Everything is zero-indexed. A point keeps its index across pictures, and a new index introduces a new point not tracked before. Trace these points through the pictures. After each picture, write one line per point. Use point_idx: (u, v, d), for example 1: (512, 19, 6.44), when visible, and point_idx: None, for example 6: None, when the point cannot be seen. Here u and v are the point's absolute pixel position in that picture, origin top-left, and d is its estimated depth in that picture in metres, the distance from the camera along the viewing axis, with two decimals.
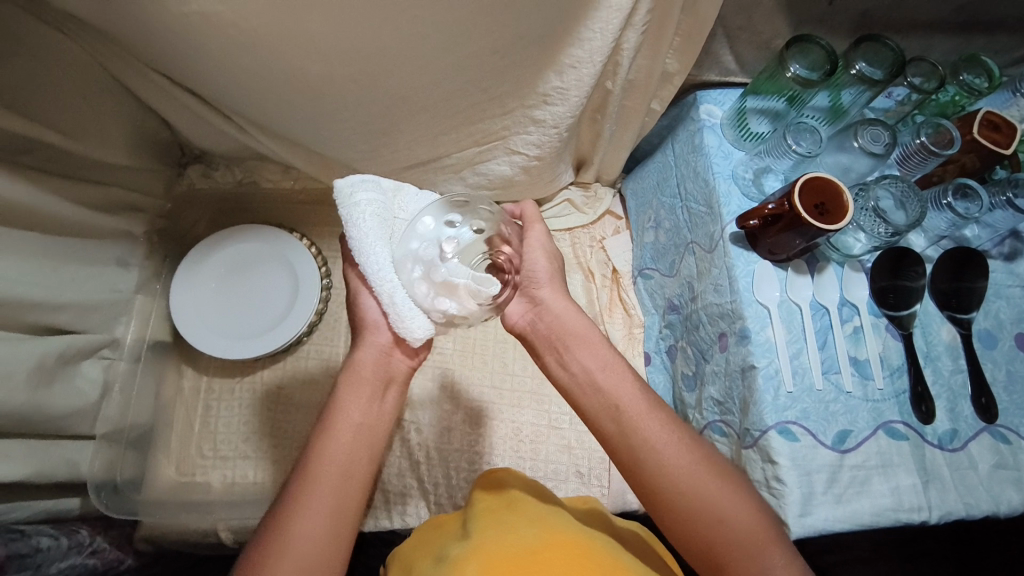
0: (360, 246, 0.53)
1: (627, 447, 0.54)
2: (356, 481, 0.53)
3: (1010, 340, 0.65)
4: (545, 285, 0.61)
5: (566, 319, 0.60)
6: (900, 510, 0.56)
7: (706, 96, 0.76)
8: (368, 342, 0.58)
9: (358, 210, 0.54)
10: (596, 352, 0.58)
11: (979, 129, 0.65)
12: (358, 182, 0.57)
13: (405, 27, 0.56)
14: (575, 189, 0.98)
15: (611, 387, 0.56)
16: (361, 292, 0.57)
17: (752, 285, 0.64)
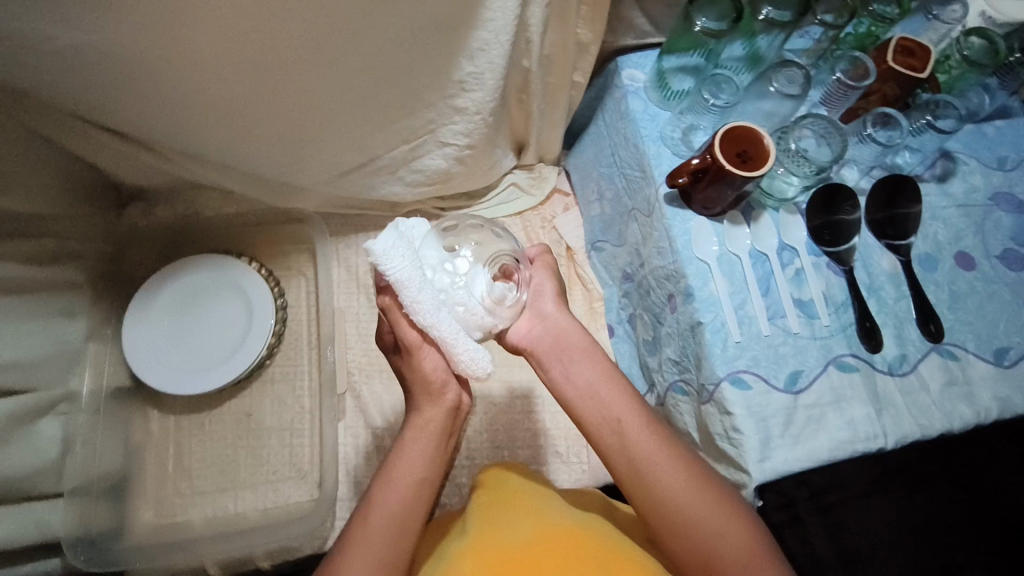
0: (418, 312, 0.50)
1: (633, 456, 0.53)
2: (409, 536, 0.55)
3: (950, 260, 0.66)
4: (543, 298, 0.61)
5: (569, 338, 0.59)
6: (857, 441, 0.58)
7: (626, 61, 0.74)
8: (430, 399, 0.58)
9: (406, 273, 0.49)
10: (597, 365, 0.58)
11: (894, 57, 0.64)
12: (393, 234, 0.50)
13: (299, 31, 0.55)
14: (520, 173, 0.98)
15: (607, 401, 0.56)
16: (423, 352, 0.55)
17: (690, 243, 0.65)
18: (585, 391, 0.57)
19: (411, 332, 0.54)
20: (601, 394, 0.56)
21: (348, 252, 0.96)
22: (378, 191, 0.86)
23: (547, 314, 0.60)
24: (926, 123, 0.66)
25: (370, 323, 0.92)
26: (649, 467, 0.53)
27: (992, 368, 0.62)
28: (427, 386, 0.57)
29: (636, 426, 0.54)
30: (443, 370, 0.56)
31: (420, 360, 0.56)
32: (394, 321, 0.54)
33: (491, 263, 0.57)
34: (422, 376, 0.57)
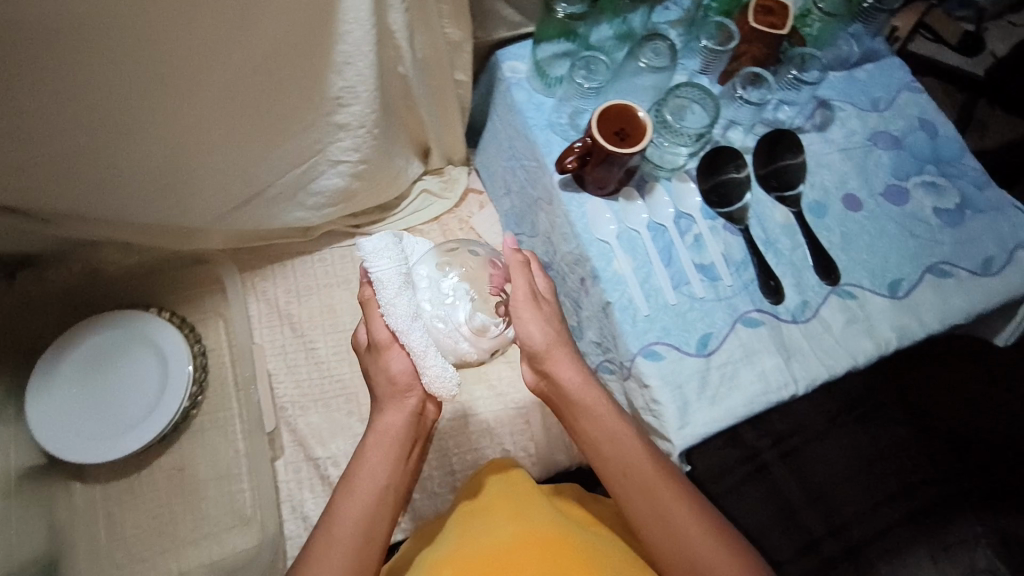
0: (391, 311, 0.51)
1: (645, 516, 0.55)
2: (376, 541, 0.54)
3: (839, 203, 0.68)
4: (557, 357, 0.58)
5: (581, 395, 0.58)
6: (771, 391, 0.60)
7: (507, 54, 0.73)
8: (393, 404, 0.57)
9: (389, 274, 0.51)
10: (607, 423, 0.58)
11: (754, 17, 0.65)
12: (386, 237, 0.52)
13: (135, 58, 0.52)
14: (430, 178, 0.97)
15: (618, 456, 0.56)
16: (391, 351, 0.55)
17: (589, 226, 0.66)
18: (598, 448, 0.58)
19: (385, 333, 0.54)
20: (610, 453, 0.57)
21: (264, 283, 0.94)
22: (281, 219, 0.83)
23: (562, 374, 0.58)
24: (794, 78, 0.68)
25: (297, 353, 0.91)
26: (661, 525, 0.54)
27: (889, 301, 0.64)
28: (387, 389, 0.57)
29: (650, 488, 0.55)
30: (405, 369, 0.55)
31: (383, 358, 0.55)
32: (367, 317, 0.55)
33: (481, 290, 0.55)
34: (384, 377, 0.56)
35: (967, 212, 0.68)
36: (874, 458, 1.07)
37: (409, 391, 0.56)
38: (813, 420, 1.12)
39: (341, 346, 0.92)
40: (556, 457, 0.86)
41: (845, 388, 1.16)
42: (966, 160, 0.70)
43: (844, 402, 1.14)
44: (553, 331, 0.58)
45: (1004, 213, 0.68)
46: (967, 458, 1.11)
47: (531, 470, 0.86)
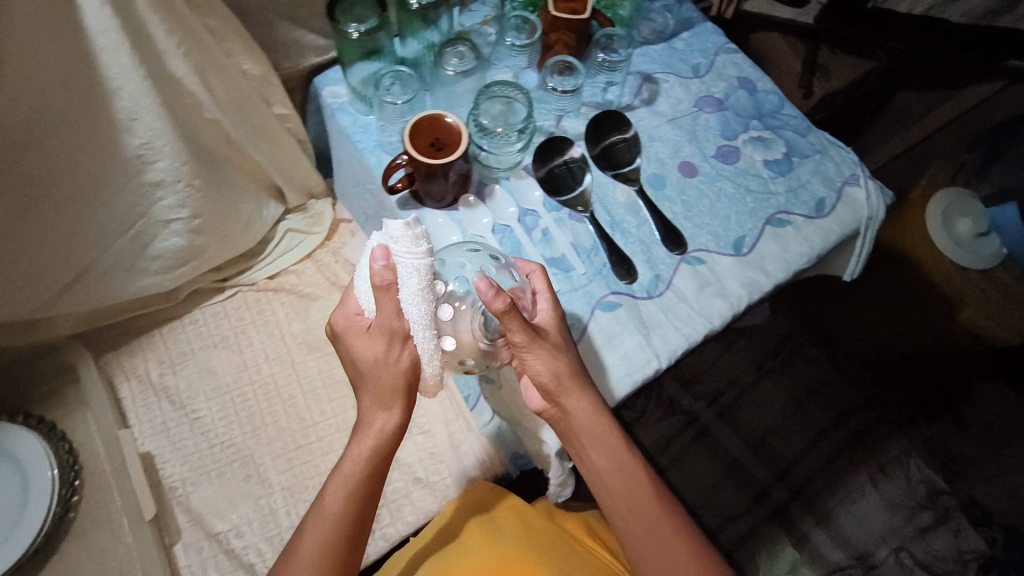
0: (410, 307, 0.51)
1: (635, 539, 0.58)
2: (365, 522, 0.58)
3: (676, 172, 0.70)
4: (571, 394, 0.55)
5: (590, 427, 0.57)
6: (636, 370, 0.61)
7: (324, 80, 0.70)
8: (389, 401, 0.57)
9: (420, 272, 0.50)
10: (613, 455, 0.58)
11: (555, 6, 0.65)
12: (414, 238, 0.50)
13: None
14: (294, 216, 0.93)
15: (621, 487, 0.58)
16: (398, 346, 0.55)
17: (434, 241, 0.65)
18: (600, 476, 0.59)
19: (396, 323, 0.53)
20: (612, 480, 0.59)
21: (132, 361, 0.88)
22: (128, 290, 0.77)
23: (574, 412, 0.56)
24: (602, 60, 0.69)
25: (181, 426, 0.86)
26: (659, 555, 0.57)
27: (734, 260, 0.66)
28: (379, 388, 0.56)
29: (643, 512, 0.58)
30: (405, 367, 0.55)
31: (388, 348, 0.55)
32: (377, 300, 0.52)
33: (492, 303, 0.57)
34: (377, 366, 0.55)
35: (794, 159, 0.70)
36: (802, 396, 1.27)
37: (405, 394, 0.57)
38: (741, 373, 1.28)
39: (226, 410, 0.87)
40: (470, 474, 0.85)
41: (762, 339, 1.31)
42: (787, 109, 0.73)
43: (769, 349, 1.30)
44: (560, 367, 0.54)
45: (827, 153, 0.71)
46: (888, 383, 1.29)
47: (448, 492, 0.85)
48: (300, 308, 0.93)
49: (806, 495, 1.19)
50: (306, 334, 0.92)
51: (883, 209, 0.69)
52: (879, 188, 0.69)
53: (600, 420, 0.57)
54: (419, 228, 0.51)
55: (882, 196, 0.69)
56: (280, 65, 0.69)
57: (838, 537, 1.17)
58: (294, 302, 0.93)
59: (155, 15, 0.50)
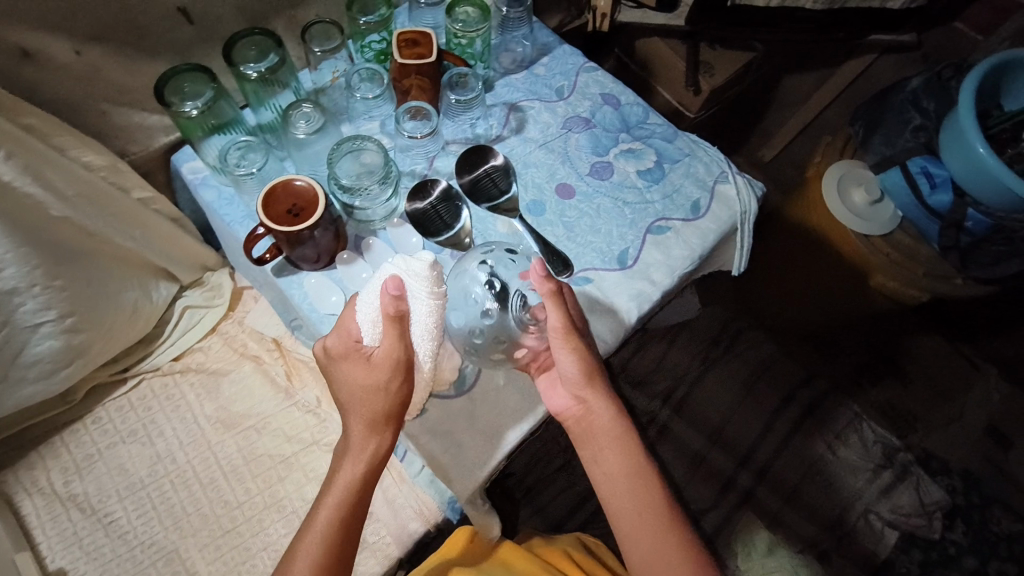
0: (421, 339, 0.52)
1: (644, 550, 0.57)
2: (353, 538, 0.57)
3: (553, 196, 0.70)
4: (594, 387, 0.57)
5: (606, 424, 0.58)
6: (536, 403, 0.60)
7: (182, 155, 0.68)
8: (374, 425, 0.55)
9: (433, 306, 0.52)
10: (628, 456, 0.58)
11: (399, 55, 0.64)
12: (432, 278, 0.52)
13: None
14: (191, 292, 0.89)
15: (632, 491, 0.57)
16: (394, 376, 0.53)
17: (314, 304, 0.63)
18: (612, 482, 0.58)
19: (401, 353, 0.52)
20: (623, 484, 0.57)
21: (32, 474, 0.83)
22: (5, 402, 0.73)
23: (595, 406, 0.58)
24: (455, 100, 0.67)
25: (94, 534, 0.81)
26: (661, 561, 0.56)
27: (620, 274, 0.66)
28: (370, 415, 0.54)
29: (655, 520, 0.57)
30: (398, 398, 0.54)
31: (378, 376, 0.53)
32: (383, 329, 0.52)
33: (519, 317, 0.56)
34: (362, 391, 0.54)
35: (665, 166, 0.72)
36: (750, 380, 1.29)
37: (394, 422, 0.55)
38: (688, 368, 1.27)
39: (143, 508, 0.83)
40: (411, 528, 0.82)
41: (703, 329, 1.32)
42: (651, 119, 0.75)
43: (709, 340, 1.31)
44: (592, 364, 0.56)
45: (696, 155, 0.72)
46: (828, 351, 1.36)
47: (389, 551, 0.82)
48: (211, 386, 0.89)
49: (770, 476, 1.21)
50: (220, 412, 0.88)
51: (754, 203, 0.71)
52: (747, 183, 0.72)
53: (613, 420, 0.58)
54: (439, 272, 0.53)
55: (751, 190, 0.71)
56: (128, 149, 0.66)
57: (807, 513, 1.20)
58: (204, 380, 0.89)
59: None
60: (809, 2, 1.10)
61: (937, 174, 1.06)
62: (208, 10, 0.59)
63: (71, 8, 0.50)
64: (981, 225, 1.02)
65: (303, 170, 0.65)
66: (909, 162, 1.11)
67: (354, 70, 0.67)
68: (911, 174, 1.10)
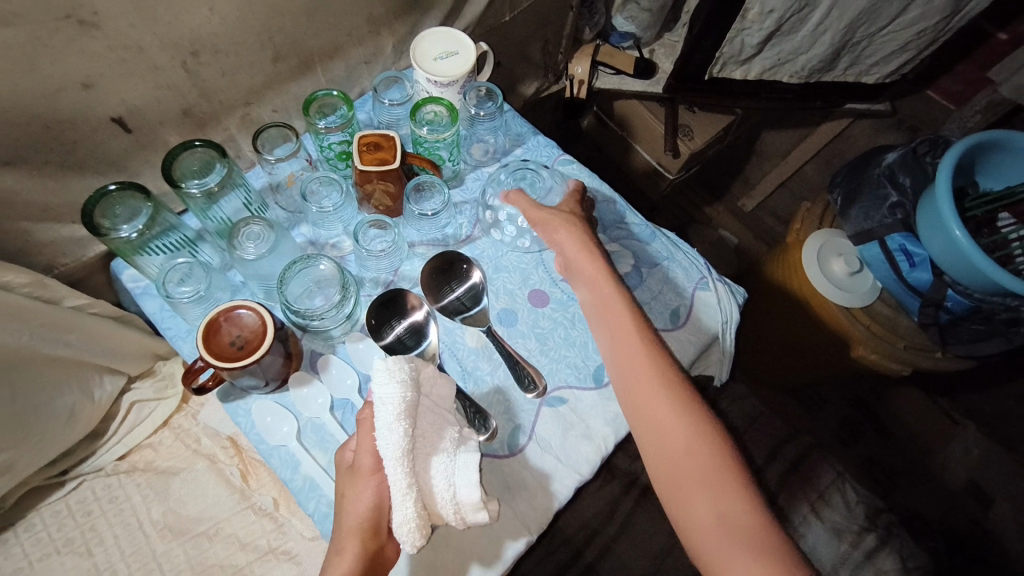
0: (382, 438, 0.48)
1: (631, 379, 0.57)
2: None
3: (525, 304, 0.67)
4: (563, 230, 0.63)
5: (583, 265, 0.62)
6: (502, 547, 0.55)
7: (121, 262, 0.63)
8: (346, 544, 0.49)
9: (393, 401, 0.48)
10: (600, 288, 0.61)
11: (360, 161, 0.61)
12: (389, 372, 0.50)
13: None
14: (140, 384, 0.82)
15: (612, 318, 0.60)
16: (362, 483, 0.50)
17: (262, 434, 0.57)
18: (596, 315, 0.61)
19: (369, 456, 0.50)
20: (600, 311, 0.60)
21: None
22: None
23: (564, 245, 0.63)
24: (418, 214, 0.63)
25: None
26: (643, 379, 0.57)
27: (596, 393, 0.62)
28: (341, 527, 0.50)
29: (637, 353, 0.58)
30: (367, 505, 0.50)
31: (351, 488, 0.50)
32: (359, 433, 0.51)
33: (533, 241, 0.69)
34: (343, 509, 0.50)
35: (643, 269, 0.69)
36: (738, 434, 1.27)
37: (362, 539, 0.49)
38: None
39: None
40: None
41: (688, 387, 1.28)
42: (629, 217, 0.73)
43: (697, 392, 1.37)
44: (567, 219, 0.64)
45: (675, 258, 0.70)
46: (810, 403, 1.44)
47: None
48: (160, 487, 0.81)
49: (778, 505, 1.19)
50: (168, 516, 0.80)
51: (735, 311, 0.68)
52: (727, 289, 0.69)
53: (587, 257, 0.62)
54: (409, 369, 0.51)
55: (732, 296, 0.69)
56: (58, 262, 0.62)
57: None
58: (152, 481, 0.82)
59: None
60: (786, 76, 1.11)
61: (916, 253, 1.05)
62: (147, 120, 0.57)
63: None
64: (960, 305, 1.01)
65: (252, 285, 0.61)
66: (886, 238, 1.10)
67: (312, 176, 0.64)
68: (890, 251, 1.09)
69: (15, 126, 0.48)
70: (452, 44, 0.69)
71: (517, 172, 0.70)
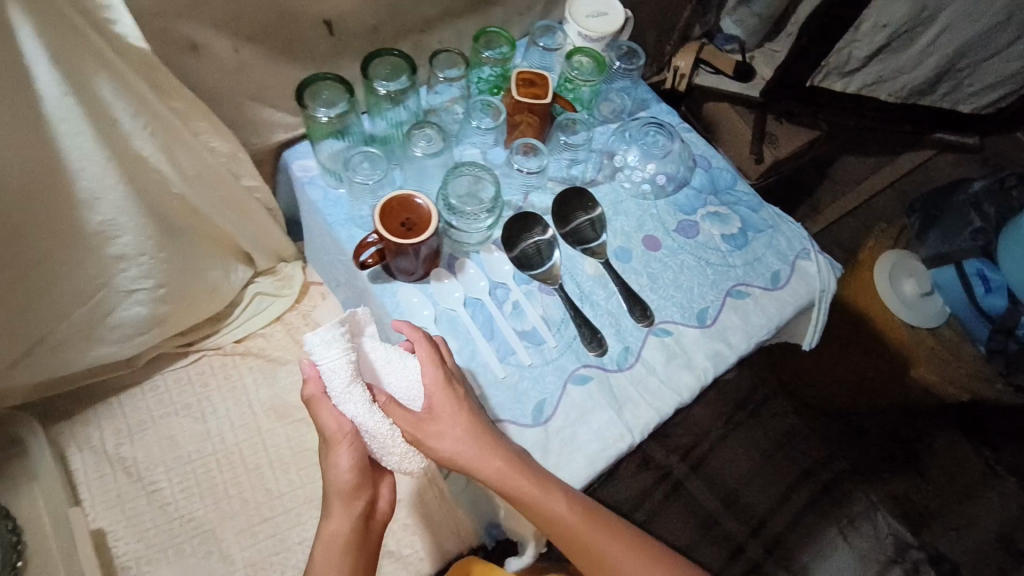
0: (349, 402, 0.50)
1: (593, 553, 0.57)
2: None
3: (640, 246, 0.73)
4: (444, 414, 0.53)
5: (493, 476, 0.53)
6: (610, 446, 0.61)
7: (295, 152, 0.72)
8: (339, 506, 0.53)
9: (343, 365, 0.50)
10: (526, 492, 0.54)
11: (517, 92, 0.69)
12: (331, 338, 0.50)
13: None
14: (263, 279, 0.90)
15: (557, 519, 0.55)
16: (339, 450, 0.51)
17: (406, 315, 0.65)
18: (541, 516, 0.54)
19: (337, 425, 0.51)
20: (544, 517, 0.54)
21: (85, 431, 0.83)
22: (85, 361, 0.75)
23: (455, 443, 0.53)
24: (563, 142, 0.72)
25: (137, 500, 0.80)
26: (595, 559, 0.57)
27: (699, 331, 0.68)
28: (333, 493, 0.53)
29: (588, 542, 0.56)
30: (350, 469, 0.52)
31: (329, 455, 0.52)
32: (315, 411, 0.51)
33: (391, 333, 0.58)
34: (331, 474, 0.52)
35: (749, 233, 0.75)
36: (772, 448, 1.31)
37: (347, 498, 0.53)
38: (711, 426, 1.31)
39: (188, 481, 0.82)
40: (444, 545, 0.82)
41: (733, 389, 1.35)
42: (739, 186, 0.79)
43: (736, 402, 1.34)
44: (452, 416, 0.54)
45: (778, 228, 0.76)
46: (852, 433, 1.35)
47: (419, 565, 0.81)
48: (268, 373, 0.89)
49: (780, 550, 1.22)
50: (274, 400, 0.88)
51: (833, 282, 0.74)
52: (829, 264, 0.75)
53: (495, 452, 0.54)
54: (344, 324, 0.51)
55: (831, 270, 0.75)
56: (250, 141, 0.71)
57: None
58: (262, 366, 0.90)
59: (118, 101, 0.52)
60: (885, 94, 1.17)
61: (993, 278, 1.11)
62: (346, 30, 0.66)
63: (236, 15, 0.56)
64: None
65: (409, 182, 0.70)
66: (964, 262, 1.14)
67: (477, 99, 0.71)
68: (967, 275, 1.13)
69: (257, 12, 0.57)
70: (604, 6, 0.77)
71: (647, 129, 0.78)
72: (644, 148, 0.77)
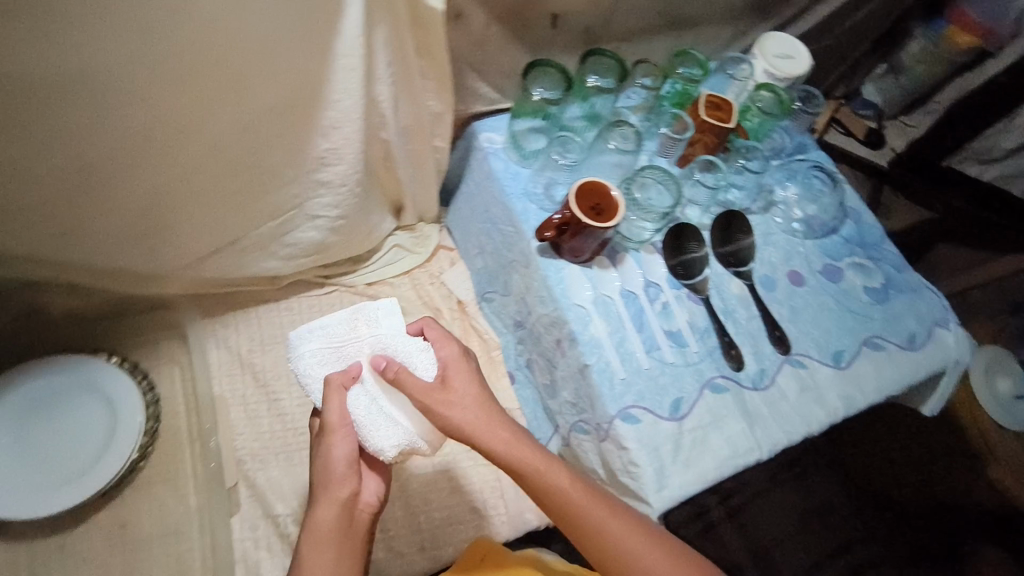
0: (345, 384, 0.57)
1: (592, 531, 0.55)
2: None
3: (784, 278, 0.76)
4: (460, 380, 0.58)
5: (487, 432, 0.56)
6: (739, 456, 0.64)
7: (483, 125, 0.78)
8: (327, 494, 0.54)
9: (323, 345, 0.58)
10: (521, 455, 0.56)
11: (705, 111, 0.73)
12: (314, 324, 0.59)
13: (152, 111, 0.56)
14: (402, 233, 0.96)
15: (553, 488, 0.56)
16: (337, 438, 0.55)
17: (566, 291, 0.69)
18: (539, 482, 0.56)
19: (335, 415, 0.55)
20: (541, 483, 0.56)
21: (225, 332, 0.89)
22: (252, 269, 0.82)
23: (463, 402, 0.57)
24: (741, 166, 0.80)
25: (259, 405, 0.86)
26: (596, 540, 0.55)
27: (834, 371, 0.71)
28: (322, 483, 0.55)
29: (590, 520, 0.55)
30: (346, 459, 0.55)
31: (326, 447, 0.55)
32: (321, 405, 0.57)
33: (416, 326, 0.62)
34: (326, 465, 0.55)
35: (891, 290, 0.77)
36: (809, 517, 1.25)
37: (345, 482, 0.55)
38: None
39: (306, 399, 0.87)
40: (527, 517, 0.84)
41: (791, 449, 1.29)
42: (885, 245, 0.81)
43: None
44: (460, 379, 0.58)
45: (920, 293, 0.78)
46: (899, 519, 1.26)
47: (501, 529, 0.84)
48: None
49: None
50: None
51: (968, 354, 0.76)
52: (965, 337, 0.76)
53: (501, 423, 0.57)
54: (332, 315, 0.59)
55: (967, 341, 0.76)
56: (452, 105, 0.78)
57: None
58: None
59: (384, 50, 0.60)
60: None
61: None
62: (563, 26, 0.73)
63: None
64: None
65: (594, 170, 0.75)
66: None
67: (666, 112, 0.79)
68: None
69: None
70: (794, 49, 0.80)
71: (809, 170, 0.84)
72: (804, 187, 0.82)
